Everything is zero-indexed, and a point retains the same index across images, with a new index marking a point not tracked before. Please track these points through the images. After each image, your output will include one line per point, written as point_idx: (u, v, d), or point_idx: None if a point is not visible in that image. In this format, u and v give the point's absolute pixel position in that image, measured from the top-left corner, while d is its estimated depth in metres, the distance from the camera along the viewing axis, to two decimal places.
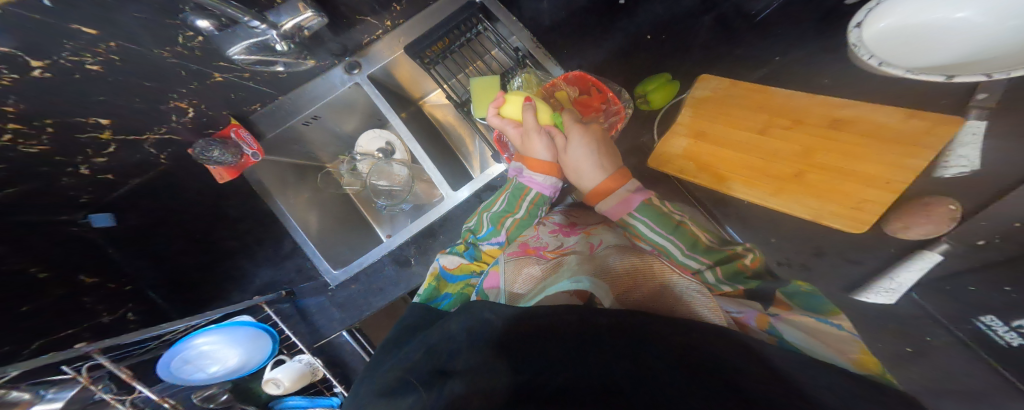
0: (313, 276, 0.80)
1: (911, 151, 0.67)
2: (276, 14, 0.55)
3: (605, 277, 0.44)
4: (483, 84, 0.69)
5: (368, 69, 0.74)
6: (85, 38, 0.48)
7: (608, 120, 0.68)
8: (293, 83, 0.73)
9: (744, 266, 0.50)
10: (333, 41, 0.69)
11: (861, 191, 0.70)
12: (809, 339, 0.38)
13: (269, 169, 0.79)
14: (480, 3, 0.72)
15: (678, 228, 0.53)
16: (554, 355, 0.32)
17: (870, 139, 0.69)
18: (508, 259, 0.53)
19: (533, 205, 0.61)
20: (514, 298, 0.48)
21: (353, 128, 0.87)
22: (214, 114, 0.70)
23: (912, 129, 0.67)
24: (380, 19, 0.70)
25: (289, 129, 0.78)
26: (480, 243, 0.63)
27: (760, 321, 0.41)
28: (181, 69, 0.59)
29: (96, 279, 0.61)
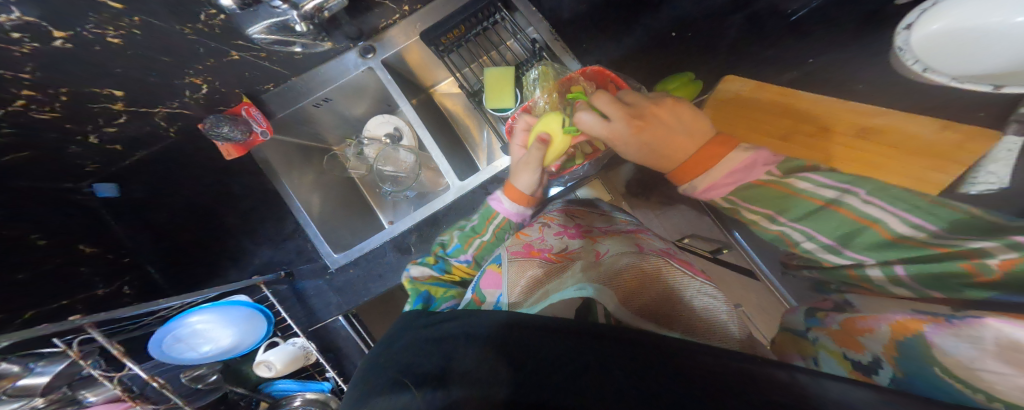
0: (313, 258, 0.78)
1: (941, 163, 0.68)
2: None
3: (613, 285, 0.41)
4: (498, 75, 0.69)
5: (382, 54, 0.74)
6: (111, 12, 0.48)
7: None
8: (306, 63, 0.72)
9: (973, 269, 0.37)
10: (349, 24, 0.69)
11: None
12: (972, 358, 0.32)
13: (277, 149, 0.78)
14: None
15: (817, 214, 0.49)
16: (552, 354, 0.30)
17: (895, 150, 0.69)
18: (512, 259, 0.51)
19: (499, 229, 0.65)
20: (513, 305, 0.45)
21: (363, 112, 0.86)
22: (226, 91, 0.69)
23: (932, 142, 0.68)
24: (397, 3, 0.69)
25: (299, 111, 0.77)
26: (448, 258, 0.65)
27: (895, 328, 0.39)
28: (199, 46, 0.58)
29: (95, 249, 0.61)
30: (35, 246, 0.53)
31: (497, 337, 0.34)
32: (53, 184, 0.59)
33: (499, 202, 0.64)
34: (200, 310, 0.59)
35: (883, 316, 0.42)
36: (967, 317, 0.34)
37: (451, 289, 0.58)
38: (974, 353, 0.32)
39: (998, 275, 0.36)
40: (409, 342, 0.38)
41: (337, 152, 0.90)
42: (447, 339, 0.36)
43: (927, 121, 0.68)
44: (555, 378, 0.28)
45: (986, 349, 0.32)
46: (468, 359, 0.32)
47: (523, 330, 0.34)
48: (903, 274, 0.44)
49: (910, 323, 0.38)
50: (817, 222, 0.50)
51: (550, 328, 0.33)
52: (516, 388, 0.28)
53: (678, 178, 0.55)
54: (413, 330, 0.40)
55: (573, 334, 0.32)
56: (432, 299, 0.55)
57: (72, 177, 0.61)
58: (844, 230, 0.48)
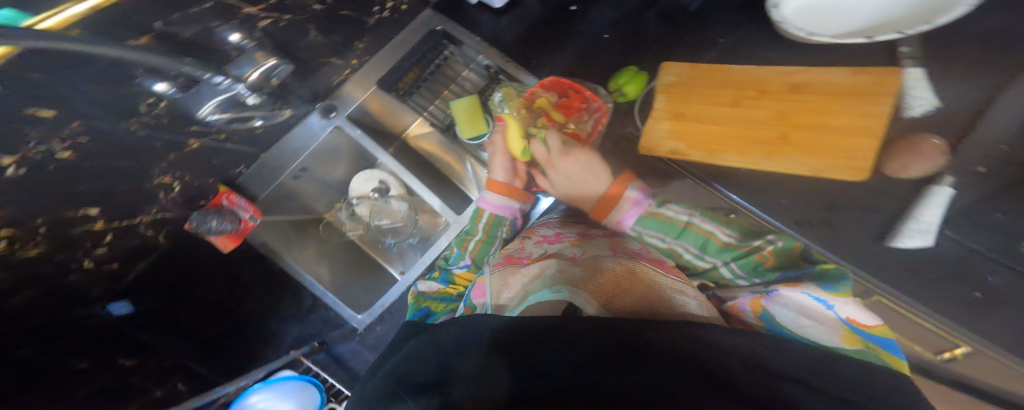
0: (339, 325, 0.88)
1: (870, 101, 0.59)
2: (236, 66, 0.53)
3: (588, 289, 0.47)
4: (463, 105, 0.72)
5: (344, 110, 0.75)
6: (44, 125, 0.40)
7: (591, 117, 0.68)
8: (269, 138, 0.72)
9: (764, 258, 0.50)
10: (301, 87, 0.67)
11: (848, 143, 0.59)
12: (799, 322, 0.41)
13: (270, 228, 0.78)
14: (441, 28, 0.73)
15: (684, 233, 0.55)
16: (549, 359, 0.34)
17: (841, 96, 0.60)
18: (494, 270, 0.55)
19: (489, 225, 0.67)
20: (501, 307, 0.49)
21: (344, 173, 0.88)
22: (201, 184, 0.66)
23: (853, 84, 0.60)
24: (346, 58, 0.69)
25: (280, 186, 0.78)
26: (451, 268, 0.69)
27: (754, 306, 0.46)
28: (155, 141, 0.54)
29: (134, 361, 0.56)
30: (81, 375, 0.49)
31: (498, 343, 0.37)
32: (68, 314, 0.49)
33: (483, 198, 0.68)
34: (258, 390, 0.67)
35: (739, 299, 0.49)
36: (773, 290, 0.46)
37: (451, 302, 0.62)
38: (792, 316, 0.42)
39: (773, 256, 0.49)
40: (406, 353, 0.42)
41: (330, 218, 0.91)
42: (449, 348, 0.39)
43: (839, 69, 0.61)
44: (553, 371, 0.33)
45: (801, 315, 0.41)
46: (469, 364, 0.35)
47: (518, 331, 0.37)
48: (735, 268, 0.51)
49: (757, 300, 0.46)
50: (683, 238, 0.56)
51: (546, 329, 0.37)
52: (516, 388, 0.32)
53: (598, 215, 0.63)
54: (417, 343, 0.43)
55: (569, 330, 0.36)
56: (432, 313, 0.59)
57: (82, 304, 0.50)
58: (699, 242, 0.55)
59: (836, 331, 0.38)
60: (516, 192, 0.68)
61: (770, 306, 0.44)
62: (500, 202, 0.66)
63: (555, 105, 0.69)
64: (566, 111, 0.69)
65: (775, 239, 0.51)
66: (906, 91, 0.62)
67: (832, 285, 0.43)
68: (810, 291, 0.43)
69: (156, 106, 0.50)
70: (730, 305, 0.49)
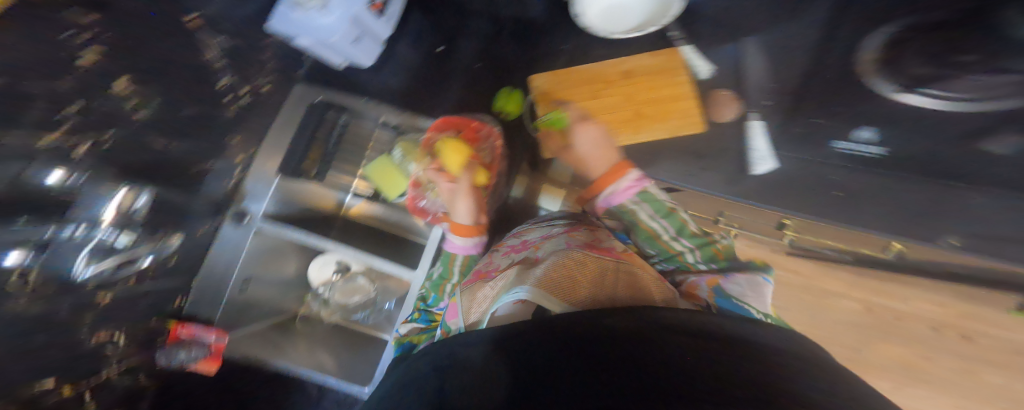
0: (352, 402, 0.87)
1: (672, 74, 0.61)
2: (79, 210, 0.39)
3: (552, 287, 0.47)
4: (372, 171, 0.71)
5: (256, 210, 0.64)
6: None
7: (488, 144, 0.70)
8: (192, 263, 0.61)
9: (719, 251, 0.58)
10: (199, 203, 0.56)
11: (667, 113, 0.60)
12: (745, 296, 0.50)
13: (245, 343, 0.74)
14: (321, 99, 0.66)
15: (671, 215, 0.58)
16: (558, 355, 0.33)
17: (663, 74, 0.62)
18: (463, 288, 0.59)
19: (464, 266, 0.67)
20: (472, 324, 0.52)
21: (297, 267, 0.85)
22: (154, 324, 0.60)
23: (659, 64, 0.62)
24: (229, 157, 0.58)
25: (230, 305, 0.69)
26: (431, 308, 0.67)
27: (710, 282, 0.53)
28: (63, 309, 0.40)
29: None
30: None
31: (508, 346, 0.35)
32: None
33: (451, 242, 0.66)
34: None
35: (699, 281, 0.55)
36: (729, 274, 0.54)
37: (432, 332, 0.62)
38: (741, 290, 0.51)
39: (724, 249, 0.59)
40: (407, 370, 0.40)
41: (306, 312, 0.92)
42: (456, 356, 0.36)
43: (639, 52, 0.63)
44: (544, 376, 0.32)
45: (750, 289, 0.51)
46: (474, 366, 0.34)
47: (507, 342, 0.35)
48: (699, 252, 0.58)
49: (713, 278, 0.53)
50: (670, 219, 0.59)
51: (560, 333, 0.36)
52: (517, 385, 0.31)
53: (599, 183, 0.60)
54: (418, 359, 0.40)
55: (590, 341, 0.35)
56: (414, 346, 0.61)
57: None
58: (679, 225, 0.59)
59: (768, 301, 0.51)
60: (483, 227, 0.67)
61: (723, 283, 0.52)
62: (467, 244, 0.65)
63: (453, 144, 0.67)
64: (463, 147, 0.68)
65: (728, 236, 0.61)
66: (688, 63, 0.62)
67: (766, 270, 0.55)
68: (762, 276, 0.53)
69: (27, 275, 0.35)
70: (689, 282, 0.55)
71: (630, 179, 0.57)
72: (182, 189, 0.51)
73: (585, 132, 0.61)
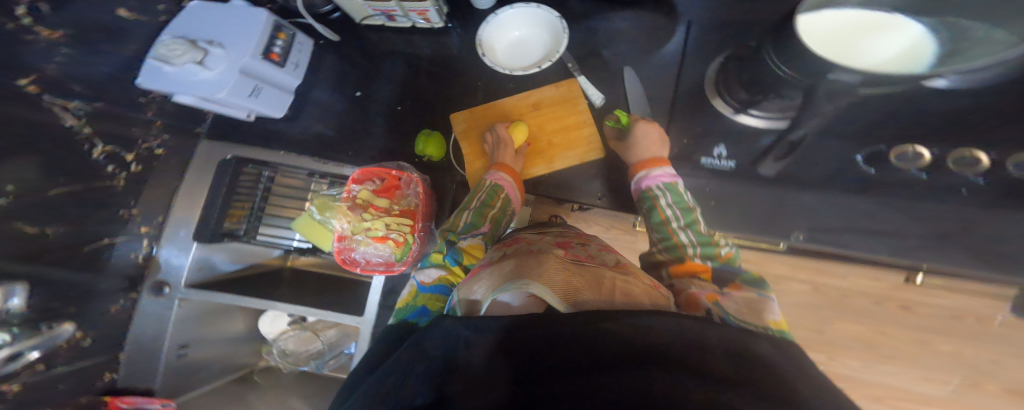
0: None
1: (573, 105, 0.63)
2: None
3: (552, 285, 0.38)
4: (299, 223, 0.64)
5: (176, 279, 0.61)
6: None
7: (411, 189, 0.64)
8: (105, 340, 0.57)
9: (719, 252, 0.52)
10: (103, 279, 0.55)
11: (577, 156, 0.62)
12: (745, 314, 0.41)
13: (200, 408, 0.63)
14: (234, 156, 0.64)
15: (688, 209, 0.53)
16: (560, 351, 0.32)
17: (562, 106, 0.63)
18: (457, 286, 0.47)
19: (494, 220, 0.59)
20: (472, 306, 0.42)
21: (248, 321, 0.74)
22: (84, 404, 0.54)
23: (557, 99, 0.63)
24: (135, 228, 0.58)
25: (171, 371, 0.61)
26: (458, 239, 0.57)
27: (709, 296, 0.43)
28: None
29: None
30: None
31: (509, 342, 0.33)
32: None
33: (499, 178, 0.59)
34: None
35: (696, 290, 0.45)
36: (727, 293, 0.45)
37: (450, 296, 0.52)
38: (739, 308, 0.41)
39: (727, 256, 0.52)
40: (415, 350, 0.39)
41: (266, 364, 0.81)
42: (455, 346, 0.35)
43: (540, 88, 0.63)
44: (560, 374, 0.30)
45: (749, 308, 0.42)
46: (474, 360, 0.33)
47: (522, 331, 0.33)
48: (700, 254, 0.51)
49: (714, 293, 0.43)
50: (687, 213, 0.54)
51: (559, 322, 0.33)
52: (515, 385, 0.30)
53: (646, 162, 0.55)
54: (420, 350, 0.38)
55: (590, 333, 0.32)
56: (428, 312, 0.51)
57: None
58: (691, 218, 0.53)
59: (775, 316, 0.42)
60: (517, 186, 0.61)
61: (725, 301, 0.42)
62: (514, 188, 0.60)
63: (375, 192, 0.63)
64: (387, 193, 0.63)
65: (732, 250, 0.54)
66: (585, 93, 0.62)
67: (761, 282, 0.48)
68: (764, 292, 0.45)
69: None
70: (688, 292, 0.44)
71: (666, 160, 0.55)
72: (71, 266, 0.49)
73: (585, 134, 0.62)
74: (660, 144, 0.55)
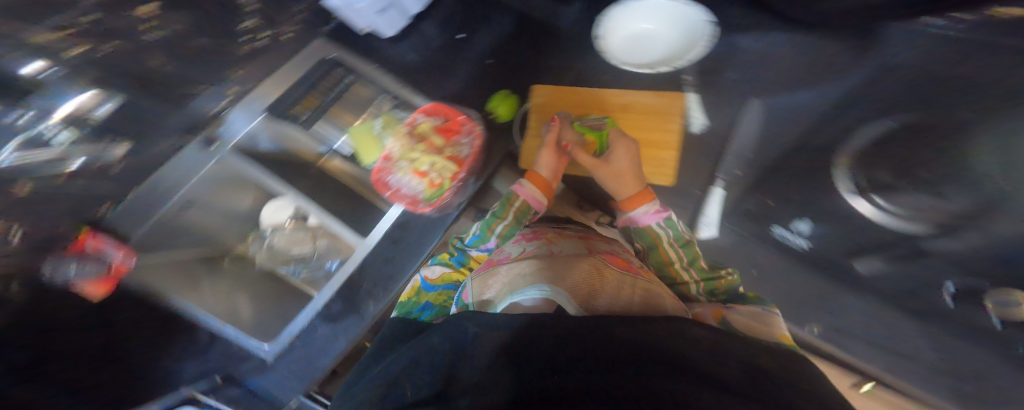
0: (246, 358, 0.76)
1: (664, 118, 0.75)
2: (44, 99, 0.49)
3: (565, 287, 0.50)
4: (357, 131, 0.71)
5: (232, 137, 0.65)
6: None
7: (467, 140, 0.72)
8: (138, 173, 0.61)
9: (720, 283, 0.63)
10: (177, 115, 0.61)
11: (655, 155, 0.76)
12: (747, 323, 0.54)
13: (159, 270, 0.67)
14: (334, 55, 0.71)
15: (687, 245, 0.67)
16: (556, 369, 0.37)
17: (649, 115, 0.76)
18: (476, 275, 0.61)
19: (509, 227, 0.69)
20: (484, 303, 0.54)
21: (252, 203, 0.78)
22: (62, 228, 0.58)
23: (659, 105, 0.75)
24: (227, 86, 0.65)
25: (161, 222, 0.65)
26: (467, 251, 0.72)
27: (714, 314, 0.56)
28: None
29: None
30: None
31: (511, 356, 0.39)
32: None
33: (520, 186, 0.72)
34: None
35: (704, 311, 0.57)
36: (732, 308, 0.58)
37: (452, 292, 0.66)
38: (742, 318, 0.55)
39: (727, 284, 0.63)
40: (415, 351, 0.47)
41: (241, 249, 0.84)
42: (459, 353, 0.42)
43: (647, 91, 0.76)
44: (562, 361, 0.37)
45: (754, 318, 0.55)
46: (472, 368, 0.39)
47: (524, 341, 0.40)
48: (709, 290, 0.63)
49: (715, 310, 0.56)
50: (687, 248, 0.66)
51: (559, 343, 0.39)
52: (511, 394, 0.35)
53: (626, 205, 0.70)
54: (427, 345, 0.46)
55: (584, 357, 0.37)
56: (431, 307, 0.65)
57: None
58: (692, 258, 0.65)
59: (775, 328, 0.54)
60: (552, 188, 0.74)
61: (727, 313, 0.55)
62: (531, 192, 0.71)
63: (435, 128, 0.70)
64: (445, 134, 0.71)
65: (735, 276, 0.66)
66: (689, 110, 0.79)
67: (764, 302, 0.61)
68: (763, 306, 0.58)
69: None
70: (694, 311, 0.58)
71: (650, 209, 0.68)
72: (159, 98, 0.59)
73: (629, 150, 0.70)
74: (636, 173, 0.70)
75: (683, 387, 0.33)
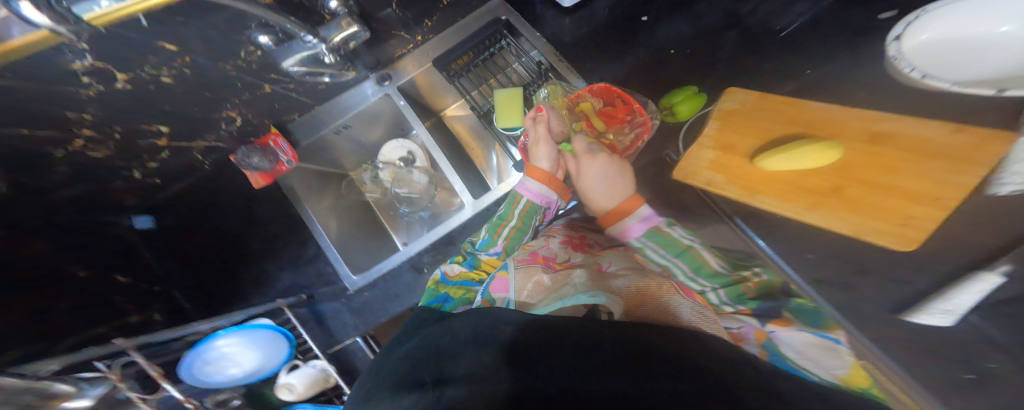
0: (332, 281, 0.79)
1: (959, 168, 0.56)
2: (326, 29, 0.59)
3: (621, 294, 0.41)
4: (506, 96, 0.73)
5: (397, 81, 0.78)
6: (166, 54, 0.54)
7: (632, 132, 0.66)
8: (326, 94, 0.77)
9: (749, 289, 0.48)
10: (368, 54, 0.73)
11: (906, 209, 0.59)
12: (806, 353, 0.39)
13: (300, 175, 0.80)
14: (504, 19, 0.75)
15: (685, 253, 0.50)
16: (576, 370, 0.32)
17: (913, 155, 0.58)
18: (518, 265, 0.52)
19: (526, 212, 0.62)
20: (523, 305, 0.47)
21: (377, 137, 0.89)
22: (257, 123, 0.74)
23: (953, 147, 0.56)
24: (413, 34, 0.76)
25: (321, 138, 0.80)
26: (479, 253, 0.67)
27: (758, 335, 0.41)
28: (237, 80, 0.64)
29: (130, 279, 0.62)
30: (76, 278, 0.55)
31: (518, 351, 0.34)
32: (96, 216, 0.61)
33: (523, 183, 0.63)
34: (227, 333, 0.60)
35: (745, 325, 0.43)
36: (774, 332, 0.41)
37: (471, 288, 0.62)
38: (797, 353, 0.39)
39: (756, 288, 0.48)
40: (417, 339, 0.42)
41: (354, 177, 0.92)
42: (465, 337, 0.38)
43: (938, 124, 0.56)
44: (562, 372, 0.32)
45: (805, 352, 0.39)
46: (475, 362, 0.34)
47: (542, 341, 0.34)
48: (722, 295, 0.48)
49: (762, 331, 0.41)
50: (686, 258, 0.50)
51: (583, 340, 0.33)
52: (517, 389, 0.31)
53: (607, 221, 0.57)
54: (427, 333, 0.42)
55: (605, 346, 0.33)
56: (450, 299, 0.60)
57: (112, 211, 0.63)
58: (691, 265, 0.50)
59: (839, 370, 0.37)
60: (558, 183, 0.63)
61: (778, 338, 0.41)
62: (539, 191, 0.62)
63: (599, 111, 0.68)
64: (608, 119, 0.67)
65: (761, 274, 0.50)
66: (1005, 162, 0.54)
67: (817, 321, 0.43)
68: (805, 328, 0.42)
69: (252, 49, 0.61)
70: (733, 331, 0.42)
71: (637, 217, 0.54)
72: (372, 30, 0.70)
73: (618, 167, 0.61)
74: (614, 178, 0.59)
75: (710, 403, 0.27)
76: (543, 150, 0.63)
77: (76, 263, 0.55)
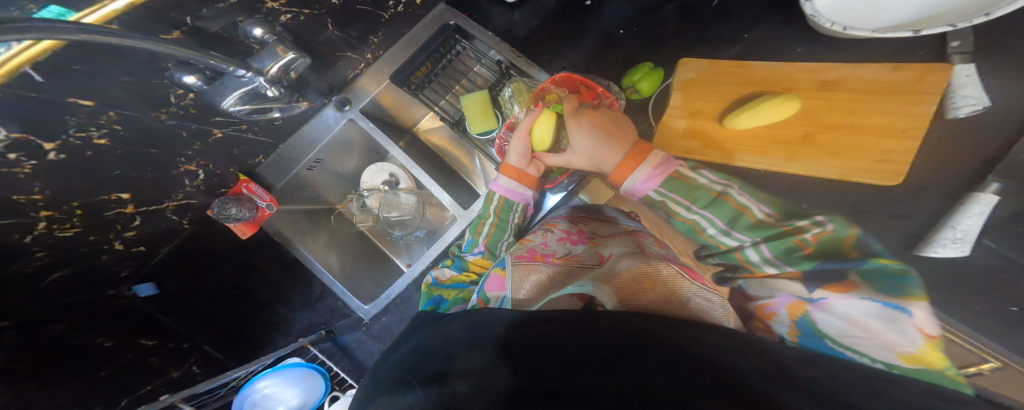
0: (347, 314, 0.85)
1: (911, 99, 0.60)
2: (259, 61, 0.55)
3: (613, 283, 0.43)
4: (473, 100, 0.72)
5: (358, 104, 0.76)
6: (85, 112, 0.46)
7: (603, 113, 0.68)
8: (287, 130, 0.74)
9: (804, 244, 0.45)
10: (319, 80, 0.71)
11: (880, 144, 0.62)
12: (850, 330, 0.37)
13: (285, 219, 0.78)
14: (453, 23, 0.72)
15: (715, 203, 0.54)
16: (578, 359, 0.32)
17: (867, 95, 0.62)
18: (515, 263, 0.53)
19: (500, 209, 0.66)
20: (519, 302, 0.48)
21: (355, 165, 0.87)
22: (223, 172, 0.70)
23: (899, 82, 0.60)
24: (360, 53, 0.72)
25: (295, 177, 0.79)
26: (465, 256, 0.69)
27: (792, 309, 0.40)
28: (181, 130, 0.58)
29: (157, 340, 0.58)
30: (104, 349, 0.52)
31: (520, 354, 0.35)
32: (94, 293, 0.53)
33: (497, 183, 0.65)
34: (266, 375, 0.65)
35: (778, 299, 0.42)
36: (822, 299, 0.39)
37: (464, 289, 0.62)
38: (842, 325, 0.37)
39: (816, 243, 0.44)
40: (413, 348, 0.43)
41: (342, 209, 0.91)
42: (463, 343, 0.39)
43: (880, 65, 0.60)
44: (551, 367, 0.33)
45: (852, 325, 0.37)
46: (475, 362, 0.35)
47: (544, 341, 0.35)
48: (765, 251, 0.47)
49: (799, 303, 0.40)
50: (716, 209, 0.54)
51: (584, 334, 0.35)
52: (519, 382, 0.32)
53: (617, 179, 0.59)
54: (428, 337, 0.44)
55: (605, 335, 0.34)
56: (444, 301, 0.59)
57: (109, 283, 0.55)
58: (731, 215, 0.52)
59: (904, 345, 0.34)
60: (531, 177, 0.66)
61: (817, 313, 0.39)
62: (513, 187, 0.64)
63: (566, 100, 0.70)
64: None
65: (824, 224, 0.45)
66: (952, 90, 0.59)
67: (901, 285, 0.37)
68: (866, 294, 0.37)
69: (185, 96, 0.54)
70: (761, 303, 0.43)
71: (648, 168, 0.57)
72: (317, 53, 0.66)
73: (610, 117, 0.65)
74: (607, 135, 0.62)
75: (694, 394, 0.27)
76: (512, 148, 0.65)
77: (100, 334, 0.52)
